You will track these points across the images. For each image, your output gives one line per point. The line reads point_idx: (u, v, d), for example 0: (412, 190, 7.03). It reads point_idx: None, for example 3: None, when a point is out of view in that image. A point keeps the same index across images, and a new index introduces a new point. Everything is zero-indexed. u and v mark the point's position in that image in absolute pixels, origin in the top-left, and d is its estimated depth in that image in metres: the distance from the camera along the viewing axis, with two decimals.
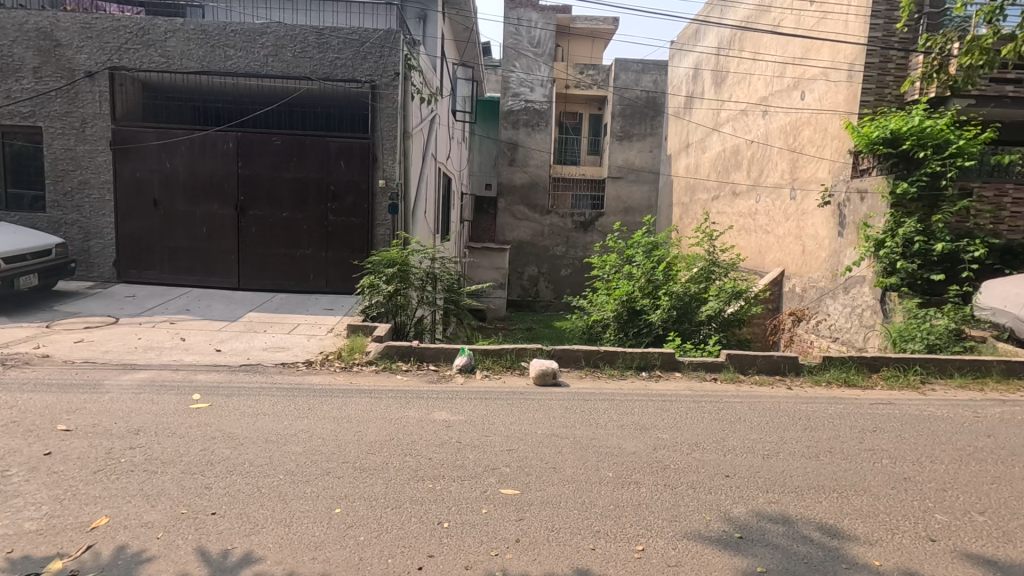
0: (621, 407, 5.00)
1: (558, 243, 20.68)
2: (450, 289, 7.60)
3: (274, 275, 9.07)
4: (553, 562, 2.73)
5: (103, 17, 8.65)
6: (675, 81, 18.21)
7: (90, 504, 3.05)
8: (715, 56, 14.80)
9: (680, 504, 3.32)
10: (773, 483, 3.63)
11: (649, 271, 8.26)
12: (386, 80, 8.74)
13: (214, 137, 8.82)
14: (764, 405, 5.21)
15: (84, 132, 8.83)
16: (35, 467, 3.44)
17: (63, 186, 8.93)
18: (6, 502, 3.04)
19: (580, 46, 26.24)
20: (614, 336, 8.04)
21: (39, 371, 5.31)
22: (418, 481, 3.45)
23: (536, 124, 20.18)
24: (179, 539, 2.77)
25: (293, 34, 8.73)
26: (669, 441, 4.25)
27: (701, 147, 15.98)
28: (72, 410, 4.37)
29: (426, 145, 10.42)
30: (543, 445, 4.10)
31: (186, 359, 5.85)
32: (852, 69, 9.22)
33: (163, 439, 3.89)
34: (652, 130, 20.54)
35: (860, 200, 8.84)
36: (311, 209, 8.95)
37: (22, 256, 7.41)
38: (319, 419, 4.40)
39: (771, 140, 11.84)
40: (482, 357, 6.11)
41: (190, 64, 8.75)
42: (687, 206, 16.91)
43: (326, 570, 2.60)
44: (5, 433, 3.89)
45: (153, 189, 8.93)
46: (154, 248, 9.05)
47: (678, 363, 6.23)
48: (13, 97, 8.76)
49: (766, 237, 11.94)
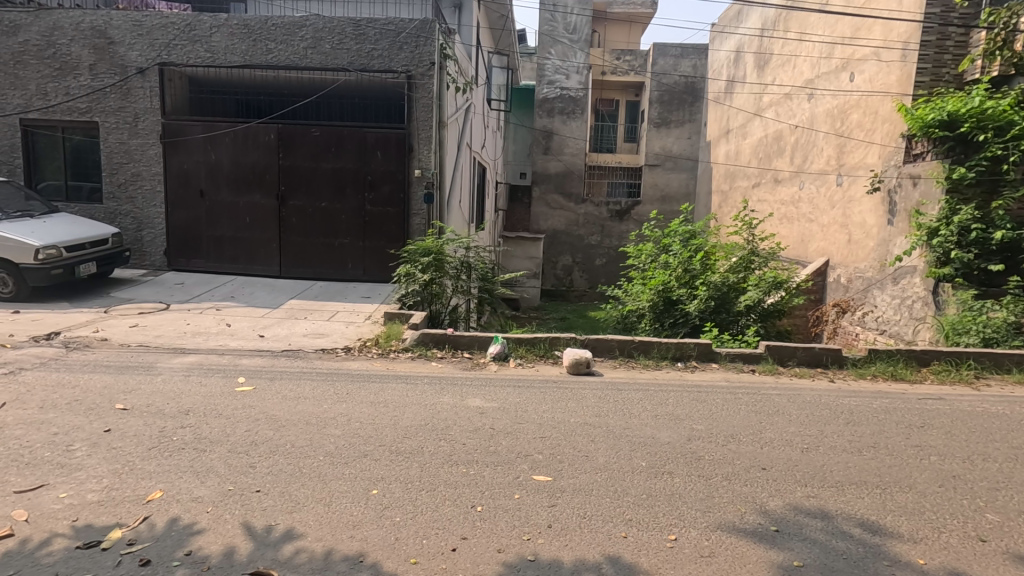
0: (655, 398, 4.96)
1: (593, 233, 20.49)
2: (485, 278, 7.66)
3: (314, 264, 9.32)
4: (584, 549, 2.75)
5: (152, 15, 8.99)
6: (716, 65, 17.67)
7: (145, 479, 3.23)
8: (759, 38, 14.29)
9: (714, 496, 3.29)
10: (813, 477, 3.54)
11: (686, 261, 8.07)
12: (422, 70, 8.81)
13: (256, 129, 9.09)
14: (804, 398, 5.07)
15: (136, 126, 9.22)
16: (95, 442, 3.66)
17: (117, 178, 9.36)
18: (70, 475, 3.25)
19: (617, 31, 25.79)
20: (650, 325, 7.93)
21: (98, 353, 5.63)
22: (452, 466, 3.52)
23: (571, 111, 19.99)
24: (226, 514, 2.92)
25: (331, 26, 8.87)
26: (704, 432, 4.20)
27: (742, 133, 15.51)
28: (129, 390, 4.63)
29: (461, 134, 10.46)
30: (576, 433, 4.11)
31: (232, 344, 6.10)
32: (907, 48, 8.77)
33: (211, 420, 4.08)
34: (691, 116, 19.98)
35: (912, 186, 8.44)
36: (350, 199, 9.13)
37: (82, 246, 7.85)
38: (357, 403, 4.54)
39: (817, 124, 11.39)
40: (516, 346, 6.14)
41: (233, 58, 8.99)
42: (727, 193, 16.44)
43: (364, 549, 2.68)
44: (69, 410, 4.16)
45: (199, 180, 9.28)
46: (201, 238, 9.42)
47: (715, 354, 6.12)
48: (71, 94, 9.20)
49: (810, 226, 11.50)
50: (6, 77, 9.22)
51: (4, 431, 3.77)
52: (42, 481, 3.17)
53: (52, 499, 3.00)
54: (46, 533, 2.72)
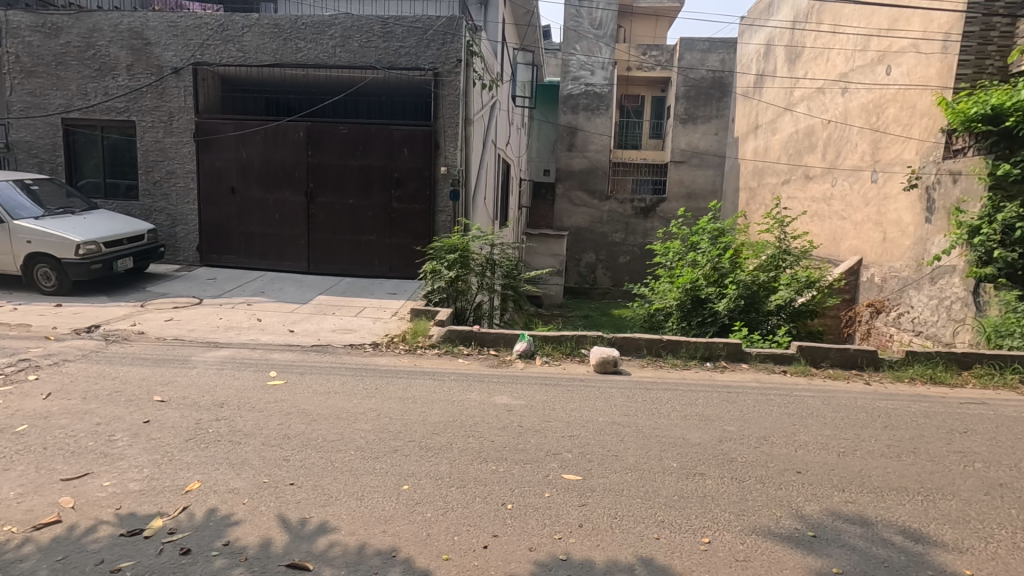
0: (684, 398, 4.89)
1: (617, 230, 20.33)
2: (510, 275, 7.67)
3: (341, 260, 9.44)
4: (616, 549, 2.72)
5: (186, 16, 9.19)
6: (745, 59, 17.32)
7: (184, 470, 3.31)
8: (790, 30, 13.96)
9: (747, 499, 3.23)
10: (850, 482, 3.46)
11: (714, 259, 7.94)
12: (448, 67, 8.84)
13: (285, 127, 9.23)
14: (838, 400, 4.94)
15: (171, 125, 9.44)
16: (136, 433, 3.76)
17: (152, 176, 9.60)
18: (113, 464, 3.35)
19: (643, 26, 25.48)
20: (677, 324, 7.84)
21: (136, 346, 5.79)
22: (481, 463, 3.52)
23: (596, 108, 19.83)
24: (262, 506, 2.97)
25: (359, 24, 8.93)
26: (736, 434, 4.12)
27: (771, 128, 15.19)
28: (166, 382, 4.75)
29: (486, 131, 10.47)
30: (605, 432, 4.08)
31: (263, 338, 6.21)
32: (947, 39, 8.49)
33: (244, 413, 4.16)
34: (718, 111, 19.62)
35: (952, 182, 8.16)
36: (376, 196, 9.22)
37: (119, 242, 8.08)
38: (386, 398, 4.58)
39: (851, 119, 11.08)
40: (542, 343, 6.11)
41: (264, 57, 9.14)
42: (755, 190, 16.13)
43: (397, 544, 2.70)
44: (110, 401, 4.29)
45: (230, 177, 9.47)
46: (232, 234, 9.61)
47: (744, 354, 6.01)
48: (110, 94, 9.46)
49: (842, 224, 11.20)
50: (48, 78, 9.52)
51: (50, 421, 3.91)
52: (87, 469, 3.27)
53: (96, 487, 3.10)
54: (92, 520, 2.81)
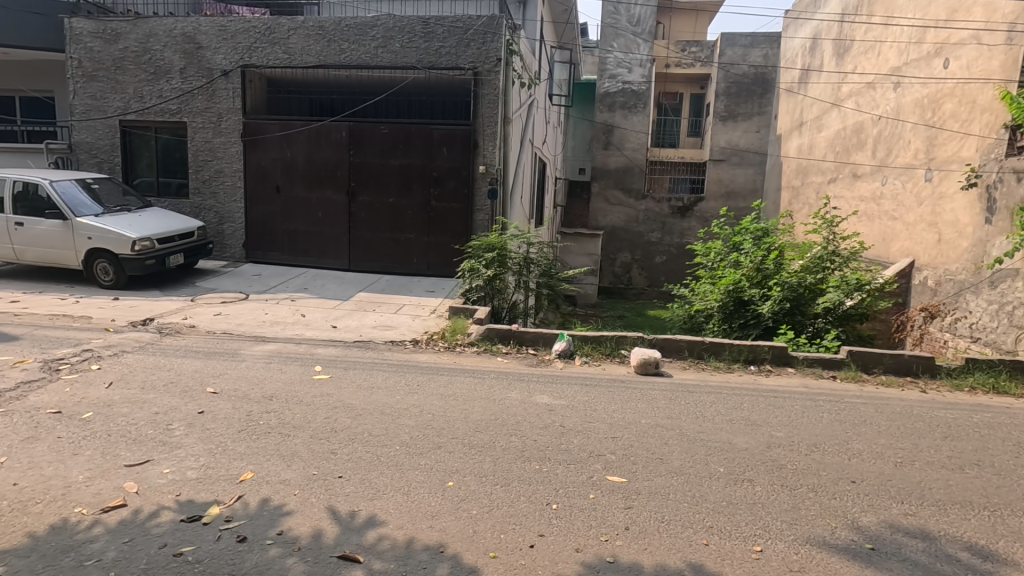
0: (729, 401, 4.78)
1: (654, 230, 20.06)
2: (547, 273, 7.64)
3: (380, 258, 9.59)
4: (664, 554, 2.68)
5: (236, 20, 9.49)
6: (790, 54, 16.80)
7: (237, 460, 3.42)
8: (839, 23, 13.47)
9: (800, 507, 3.13)
10: (909, 494, 3.31)
11: (758, 260, 7.72)
12: (488, 66, 8.88)
13: (329, 127, 9.43)
14: (893, 408, 4.75)
15: (220, 126, 9.76)
16: (192, 423, 3.91)
17: (202, 175, 9.95)
18: (171, 452, 3.49)
19: (683, 22, 25.04)
20: (718, 326, 7.67)
21: (188, 339, 6.01)
22: (524, 462, 3.52)
23: (634, 106, 19.58)
24: (313, 497, 3.04)
25: (401, 25, 9.06)
26: (785, 440, 4.01)
27: (817, 125, 14.69)
28: (217, 375, 4.92)
29: (524, 130, 10.48)
30: (648, 435, 4.02)
31: (307, 334, 6.37)
32: (1012, 30, 8.06)
33: (293, 406, 4.27)
34: (760, 108, 19.09)
35: (1016, 182, 7.73)
36: (415, 195, 9.33)
37: (171, 238, 8.41)
38: (428, 395, 4.63)
39: (905, 115, 10.63)
40: (582, 343, 6.07)
41: (308, 59, 9.36)
42: (799, 189, 15.62)
43: (444, 540, 2.73)
44: (167, 391, 4.47)
45: (275, 176, 9.73)
46: (276, 232, 9.88)
47: (791, 358, 5.83)
48: (163, 96, 9.85)
49: (892, 225, 10.74)
50: (108, 82, 9.98)
51: (113, 408, 4.10)
52: (147, 456, 3.42)
53: (157, 473, 3.23)
54: (154, 505, 2.93)
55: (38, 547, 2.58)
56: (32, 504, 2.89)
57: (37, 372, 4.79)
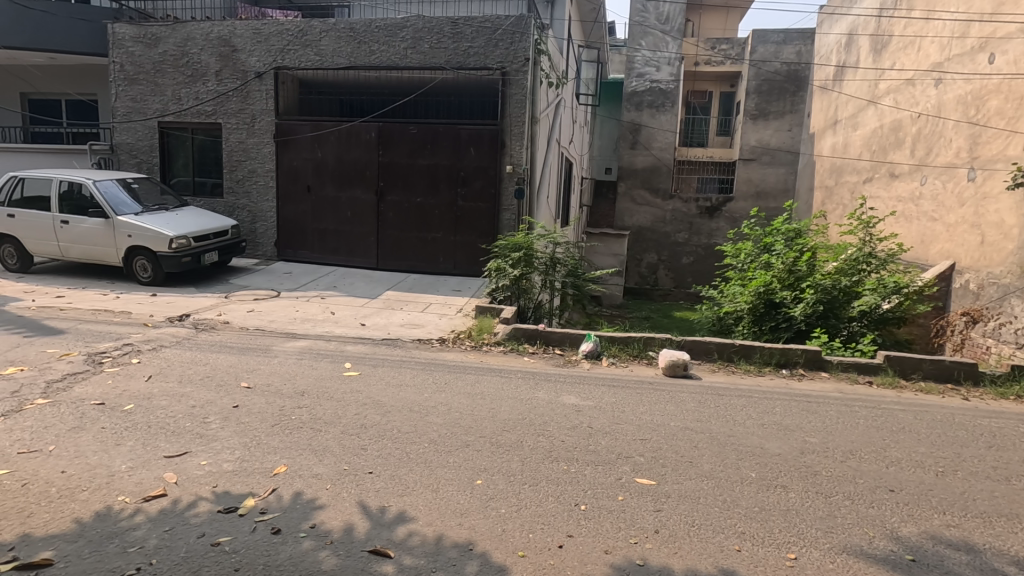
0: (760, 405, 4.68)
1: (681, 230, 19.81)
2: (574, 273, 7.59)
3: (408, 257, 9.68)
4: (695, 558, 2.65)
5: (270, 23, 9.70)
6: (824, 50, 16.39)
7: (271, 454, 3.49)
8: (876, 19, 13.08)
9: (835, 515, 3.05)
10: (951, 505, 3.20)
11: (790, 261, 7.55)
12: (516, 66, 8.89)
13: (359, 128, 9.57)
14: (934, 416, 4.59)
15: (253, 126, 9.99)
16: (227, 416, 4.01)
17: (236, 174, 10.19)
18: (208, 445, 3.58)
19: (713, 19, 24.63)
20: (748, 329, 7.51)
21: (223, 335, 6.17)
22: (552, 462, 3.52)
23: (661, 105, 19.37)
24: (344, 492, 3.09)
25: (430, 26, 9.14)
26: (818, 446, 3.91)
27: (852, 123, 14.27)
28: (250, 370, 5.03)
29: (551, 130, 10.45)
30: (677, 437, 3.97)
31: (336, 331, 6.48)
32: None
33: (323, 402, 4.34)
34: (793, 106, 18.67)
35: None
36: (443, 195, 9.40)
37: (206, 236, 8.64)
38: (456, 393, 4.66)
39: (946, 113, 10.26)
40: (609, 344, 6.03)
41: (340, 60, 9.51)
42: (832, 189, 15.23)
43: (473, 538, 2.74)
44: (204, 385, 4.60)
45: (306, 176, 9.92)
46: (306, 231, 10.07)
47: (824, 362, 5.68)
48: (200, 98, 10.13)
49: (932, 226, 10.39)
50: (148, 85, 10.30)
51: (152, 401, 4.23)
52: (185, 448, 3.52)
53: (195, 465, 3.32)
54: (193, 495, 3.02)
55: (85, 533, 2.68)
56: (79, 491, 3.01)
57: (82, 364, 4.98)
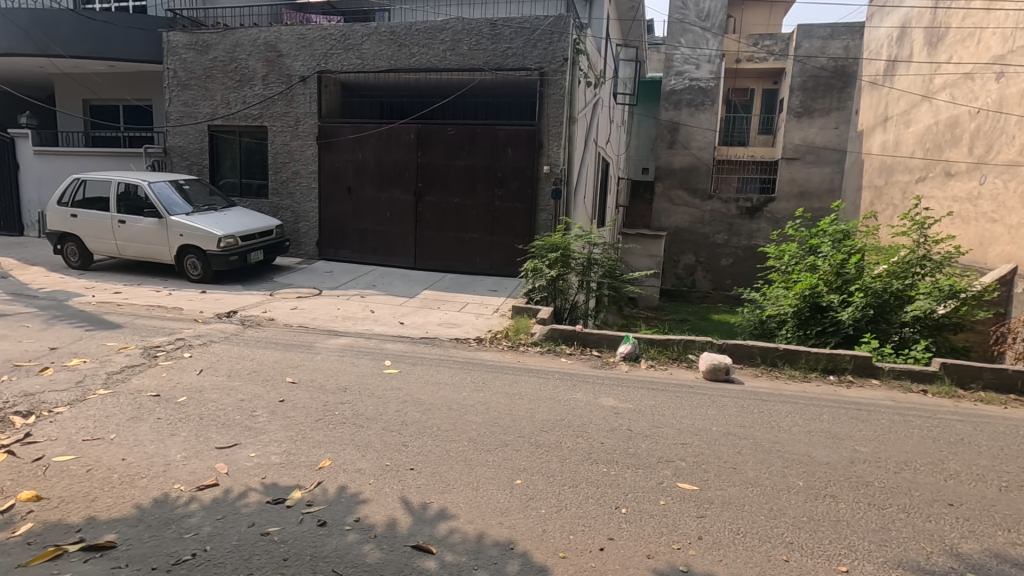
0: (807, 412, 4.53)
1: (720, 231, 19.38)
2: (611, 274, 7.51)
3: (445, 257, 9.78)
4: (742, 566, 2.59)
5: (314, 28, 9.96)
6: (874, 44, 15.77)
7: (316, 448, 3.58)
8: (931, 11, 12.51)
9: (889, 528, 2.93)
10: (1016, 522, 3.03)
11: (837, 263, 7.30)
12: (555, 66, 8.88)
13: (398, 130, 9.72)
14: (995, 428, 4.35)
15: (297, 129, 10.27)
16: (274, 410, 4.14)
17: (280, 176, 10.49)
18: (256, 437, 3.70)
19: (755, 14, 24.02)
20: (793, 333, 7.30)
21: (269, 331, 6.37)
22: (592, 464, 3.49)
23: (701, 103, 19.00)
24: (386, 487, 3.15)
25: (469, 28, 9.22)
26: (870, 455, 3.76)
27: (904, 120, 13.67)
28: (295, 366, 5.17)
29: (589, 129, 10.38)
30: (720, 442, 3.89)
31: (376, 329, 6.60)
32: None
33: (365, 398, 4.43)
34: (839, 103, 18.03)
35: None
36: (480, 195, 9.47)
37: (252, 236, 8.94)
38: (494, 393, 4.68)
39: (1008, 108, 9.73)
40: (647, 346, 5.95)
41: (381, 63, 9.69)
42: (882, 188, 14.63)
43: (514, 537, 2.75)
44: (252, 379, 4.76)
45: (347, 177, 10.13)
46: (347, 230, 10.29)
47: (875, 368, 5.47)
48: (247, 102, 10.48)
49: (991, 227, 9.86)
50: (199, 90, 10.73)
51: (204, 394, 4.40)
52: (235, 440, 3.64)
53: (245, 456, 3.44)
54: (243, 486, 3.12)
55: (144, 518, 2.81)
56: (138, 478, 3.16)
57: (139, 357, 5.22)
